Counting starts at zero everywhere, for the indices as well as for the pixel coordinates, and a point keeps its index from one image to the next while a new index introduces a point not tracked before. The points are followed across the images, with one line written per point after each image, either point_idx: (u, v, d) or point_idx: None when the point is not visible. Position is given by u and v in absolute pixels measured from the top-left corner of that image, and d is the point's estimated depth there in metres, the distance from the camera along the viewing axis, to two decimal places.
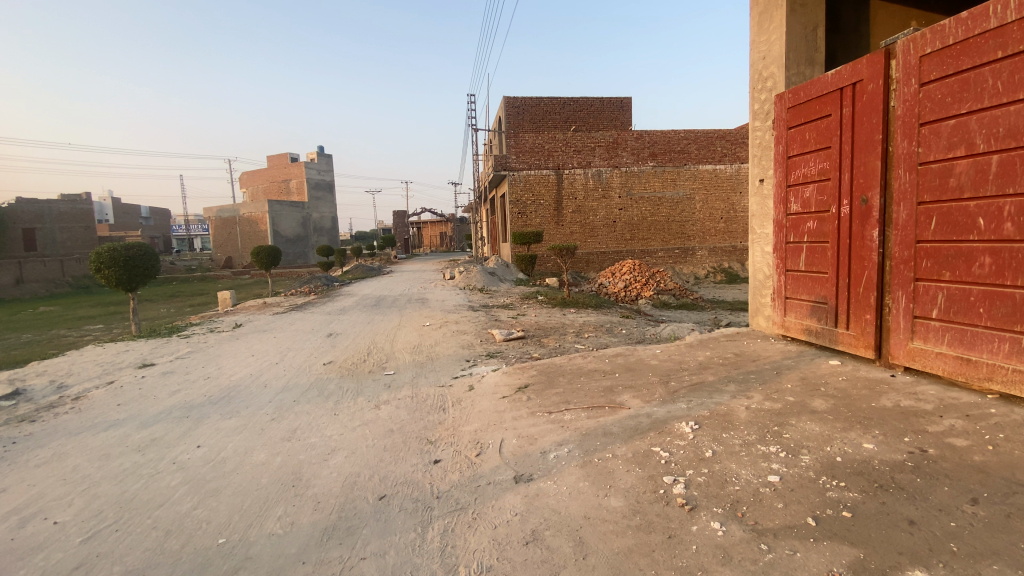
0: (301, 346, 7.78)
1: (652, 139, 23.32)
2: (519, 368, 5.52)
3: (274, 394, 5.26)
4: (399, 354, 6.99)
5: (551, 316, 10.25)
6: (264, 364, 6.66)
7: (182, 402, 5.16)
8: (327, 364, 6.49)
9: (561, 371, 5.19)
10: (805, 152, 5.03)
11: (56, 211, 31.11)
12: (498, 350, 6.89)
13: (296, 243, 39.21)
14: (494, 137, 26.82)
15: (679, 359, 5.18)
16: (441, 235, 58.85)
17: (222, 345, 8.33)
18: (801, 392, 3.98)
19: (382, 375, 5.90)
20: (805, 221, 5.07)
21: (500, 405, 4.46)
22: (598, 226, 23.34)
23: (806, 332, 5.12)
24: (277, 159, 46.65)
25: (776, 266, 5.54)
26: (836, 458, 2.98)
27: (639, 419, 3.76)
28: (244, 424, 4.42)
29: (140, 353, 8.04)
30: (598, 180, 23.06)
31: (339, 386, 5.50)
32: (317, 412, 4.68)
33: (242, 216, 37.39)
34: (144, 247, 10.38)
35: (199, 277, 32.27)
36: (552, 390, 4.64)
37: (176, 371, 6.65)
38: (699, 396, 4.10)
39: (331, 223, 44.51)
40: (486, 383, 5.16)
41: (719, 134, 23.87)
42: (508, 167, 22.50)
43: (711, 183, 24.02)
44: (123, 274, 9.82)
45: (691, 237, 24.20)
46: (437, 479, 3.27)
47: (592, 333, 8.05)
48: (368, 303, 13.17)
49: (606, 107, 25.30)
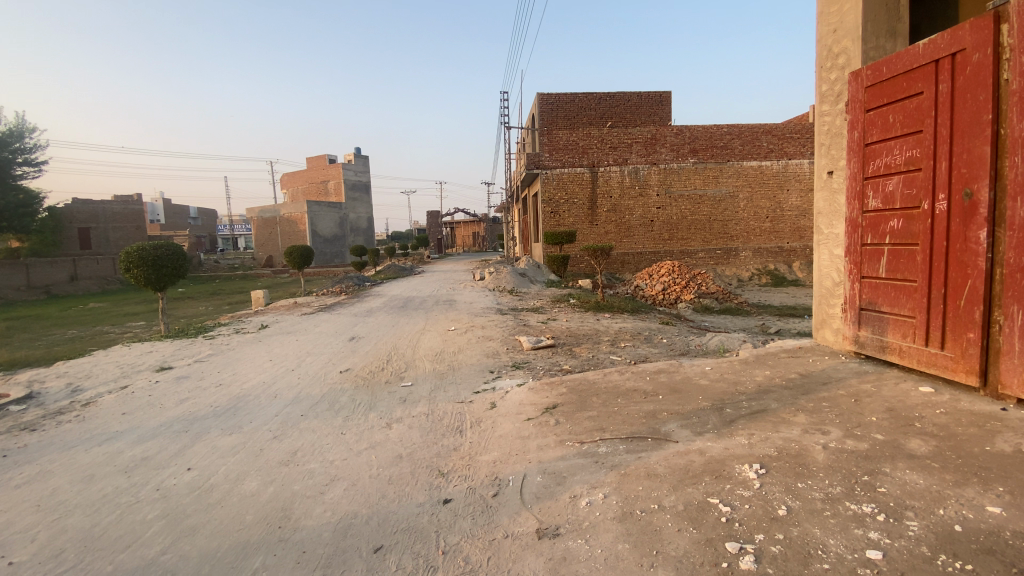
0: (322, 351, 7.44)
1: (692, 134, 22.27)
2: (548, 383, 4.95)
3: (283, 406, 4.86)
4: (420, 361, 6.53)
5: (584, 321, 9.62)
6: (281, 370, 6.33)
7: (187, 413, 4.83)
8: (343, 372, 6.08)
9: (595, 390, 4.59)
10: (888, 138, 4.25)
11: (109, 212, 32.41)
12: (526, 360, 6.32)
13: (332, 242, 39.71)
14: (528, 134, 26.28)
15: (733, 379, 4.49)
16: (474, 235, 58.72)
17: (244, 347, 8.10)
18: (891, 428, 3.26)
19: (399, 387, 5.43)
20: (887, 219, 4.29)
21: (524, 430, 3.90)
22: (635, 226, 22.47)
23: (887, 351, 4.34)
24: (315, 160, 47.56)
25: (849, 271, 4.76)
26: (953, 526, 2.26)
27: (689, 459, 3.14)
28: (242, 443, 4.01)
29: (164, 354, 7.91)
30: (634, 178, 22.18)
31: (352, 399, 5.06)
32: (323, 430, 4.24)
33: (281, 216, 38.15)
34: (172, 246, 10.33)
35: (240, 275, 33.06)
36: (584, 414, 4.04)
37: (191, 376, 6.39)
38: (762, 430, 3.43)
39: (366, 223, 44.92)
40: (511, 401, 4.62)
41: (765, 128, 22.54)
42: (541, 164, 21.91)
43: (756, 180, 22.72)
44: (151, 274, 9.78)
45: (733, 237, 22.97)
46: (445, 527, 2.75)
47: (629, 342, 7.37)
48: (395, 304, 12.85)
49: (644, 102, 24.35)
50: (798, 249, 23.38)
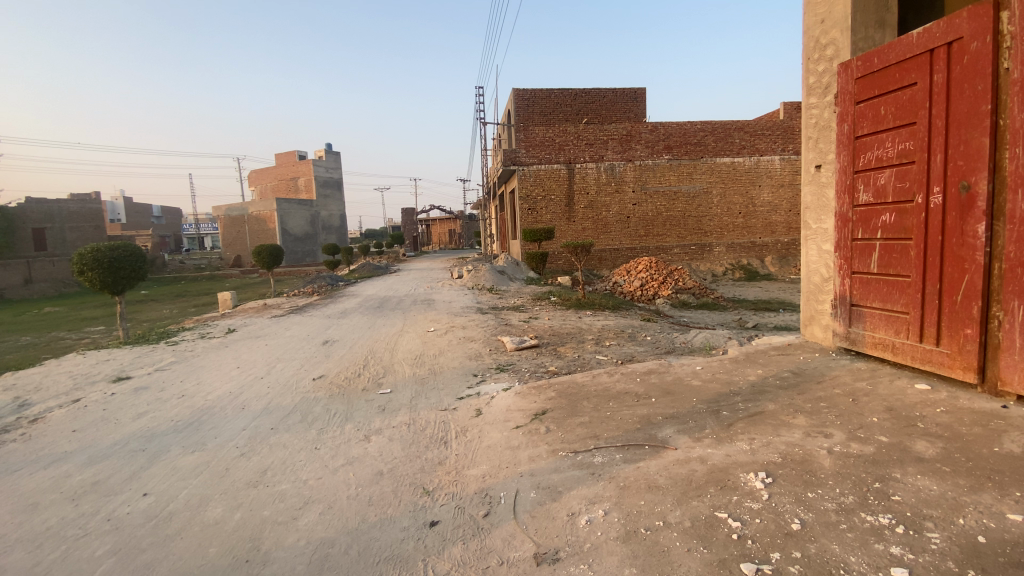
0: (294, 356, 7.06)
1: (667, 131, 22.37)
2: (535, 387, 4.73)
3: (251, 420, 4.52)
4: (399, 366, 6.23)
5: (566, 320, 9.43)
6: (249, 378, 5.95)
7: (145, 428, 4.45)
8: (317, 379, 5.75)
9: (585, 393, 4.39)
10: (880, 130, 4.17)
11: (66, 211, 30.75)
12: (510, 362, 6.09)
13: (304, 241, 38.69)
14: (503, 130, 25.99)
15: (726, 379, 4.36)
16: (450, 232, 58.14)
17: (210, 354, 7.65)
18: (894, 430, 3.16)
19: (377, 394, 5.14)
20: (878, 213, 4.21)
21: (513, 439, 3.67)
22: (612, 222, 22.47)
23: (880, 348, 4.27)
24: (284, 156, 46.25)
25: (839, 266, 4.68)
26: (976, 537, 2.14)
27: (691, 468, 2.97)
28: (206, 462, 3.68)
29: (123, 363, 7.40)
30: (610, 174, 22.16)
31: (326, 409, 4.75)
32: (296, 445, 3.93)
33: (250, 214, 36.94)
34: (129, 247, 9.72)
35: (207, 276, 31.85)
36: (575, 420, 3.83)
37: (151, 387, 5.96)
38: (762, 435, 3.28)
39: (339, 221, 43.90)
40: (497, 407, 4.39)
41: (737, 125, 22.81)
42: (518, 161, 21.67)
43: (729, 176, 22.98)
44: (106, 277, 9.17)
45: (708, 233, 23.21)
46: (433, 554, 2.51)
47: (613, 341, 7.21)
48: (370, 305, 12.46)
49: (619, 98, 24.35)
50: (770, 244, 23.77)
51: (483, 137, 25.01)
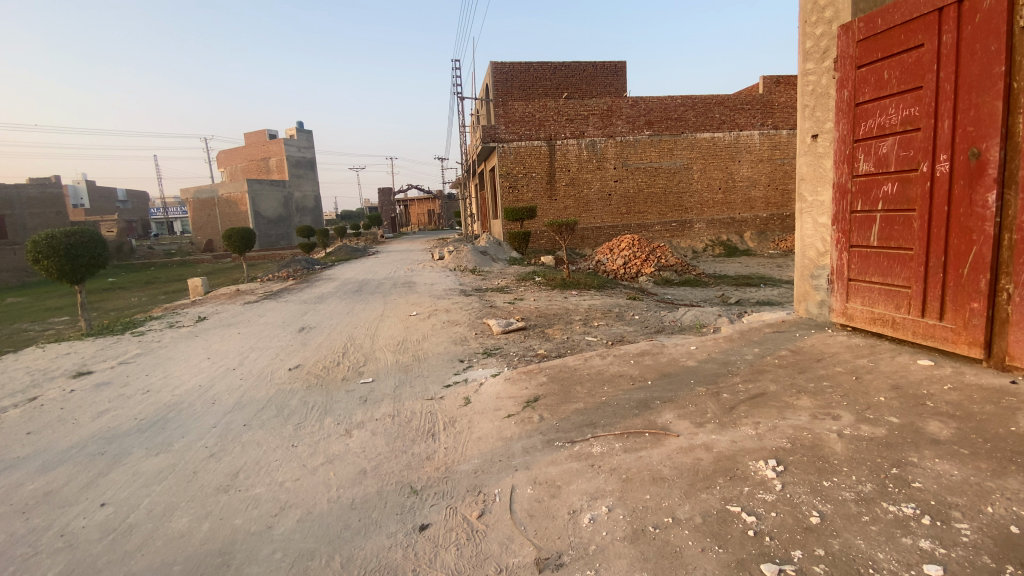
0: (268, 345, 6.71)
1: (648, 106, 22.05)
2: (525, 372, 4.50)
3: (222, 415, 4.21)
4: (381, 352, 5.95)
5: (552, 300, 9.22)
6: (221, 370, 5.60)
7: (105, 429, 4.10)
8: (293, 369, 5.43)
9: (577, 377, 4.19)
10: (883, 96, 3.98)
11: (24, 196, 29.15)
12: (497, 346, 5.85)
13: (278, 224, 37.57)
14: (482, 106, 25.33)
15: (724, 359, 4.19)
16: (428, 213, 57.18)
17: (179, 344, 7.23)
18: (903, 410, 3.03)
19: (357, 383, 4.87)
20: (880, 183, 4.05)
21: (505, 430, 3.45)
22: (593, 200, 22.24)
23: (879, 323, 4.15)
24: (254, 136, 44.52)
25: (836, 240, 4.53)
26: (1009, 529, 2.00)
27: (696, 456, 2.79)
28: (172, 466, 3.38)
29: (84, 356, 6.94)
30: (591, 151, 21.83)
31: (303, 401, 4.46)
32: (270, 443, 3.64)
33: (220, 197, 35.58)
34: (88, 232, 9.10)
35: (178, 262, 30.68)
36: (569, 407, 3.63)
37: (114, 382, 5.56)
38: (768, 418, 3.12)
39: (314, 202, 42.70)
40: (486, 395, 4.17)
41: (717, 99, 22.60)
42: (497, 138, 21.14)
43: (709, 151, 22.85)
44: (64, 264, 8.58)
45: (688, 209, 23.18)
46: (425, 564, 2.29)
47: (601, 321, 7.02)
48: (349, 289, 12.06)
49: (599, 72, 23.88)
50: (749, 219, 23.85)
51: (460, 113, 24.29)
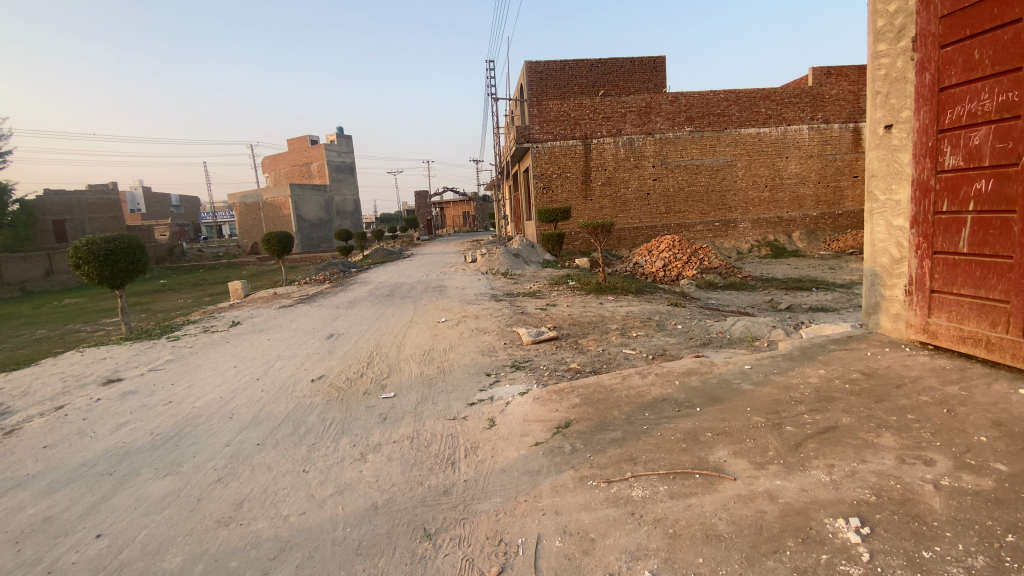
0: (295, 352, 6.57)
1: (688, 102, 21.20)
2: (556, 391, 4.12)
3: (236, 433, 4.01)
4: (406, 363, 5.70)
5: (587, 306, 8.77)
6: (245, 380, 5.46)
7: (119, 445, 3.98)
8: (316, 380, 5.23)
9: (614, 399, 3.78)
10: (973, 79, 3.38)
11: (84, 202, 30.78)
12: (527, 358, 5.48)
13: (318, 227, 38.42)
14: (516, 107, 25.01)
15: (783, 382, 3.69)
16: (464, 214, 57.39)
17: (210, 350, 7.21)
18: (1014, 454, 2.49)
19: (378, 398, 4.60)
20: (970, 180, 3.45)
21: (532, 462, 3.09)
22: (630, 200, 21.58)
23: (969, 342, 3.56)
24: (296, 141, 45.76)
25: (916, 245, 3.94)
26: None
27: (757, 509, 2.35)
28: (176, 492, 3.18)
29: (119, 361, 7.00)
30: (629, 149, 21.17)
31: (321, 418, 4.22)
32: (281, 466, 3.40)
33: (264, 201, 36.69)
34: (128, 239, 9.31)
35: (224, 264, 31.78)
36: (605, 436, 3.23)
37: (140, 390, 5.50)
38: (843, 461, 2.64)
39: (353, 205, 43.52)
40: (513, 417, 3.82)
41: (763, 93, 21.49)
42: (532, 138, 20.78)
43: (754, 148, 21.77)
44: (104, 270, 8.79)
45: (732, 208, 22.17)
46: None
47: (640, 331, 6.54)
48: (381, 292, 11.96)
49: (637, 68, 23.17)
50: (798, 218, 22.56)
51: (494, 114, 24.06)
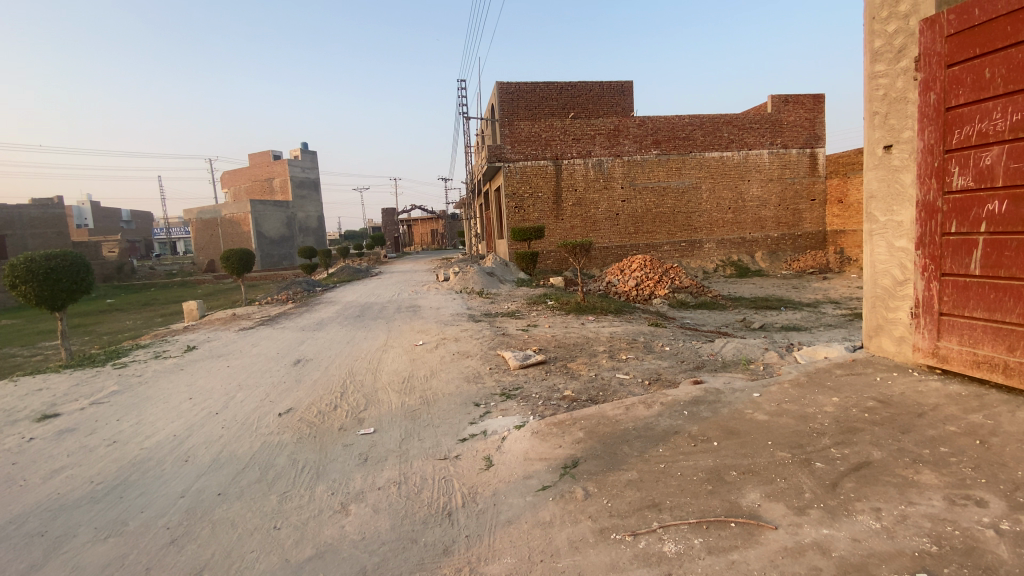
0: (259, 382, 6.00)
1: (655, 126, 21.66)
2: (556, 424, 3.77)
3: (193, 480, 3.49)
4: (384, 392, 5.25)
5: (568, 327, 8.49)
6: (202, 415, 4.88)
7: (51, 498, 3.38)
8: (284, 415, 4.71)
9: (621, 432, 3.48)
10: (983, 98, 3.35)
11: (26, 216, 28.73)
12: (516, 385, 5.13)
13: (280, 244, 37.08)
14: (487, 126, 24.98)
15: (798, 411, 3.49)
16: (432, 233, 56.78)
17: (162, 379, 6.52)
18: None
19: (356, 436, 4.14)
20: (982, 201, 3.39)
21: (541, 511, 2.74)
22: (600, 220, 21.74)
23: (983, 367, 3.47)
24: (258, 156, 44.43)
25: (922, 267, 3.85)
26: None
27: (811, 565, 2.08)
28: (121, 559, 2.67)
29: (56, 392, 6.23)
30: (599, 170, 21.38)
31: (292, 460, 3.74)
32: (247, 523, 2.92)
33: (223, 217, 35.24)
34: (71, 255, 8.51)
35: (178, 282, 30.18)
36: (620, 477, 2.91)
37: (79, 428, 4.83)
38: (889, 503, 2.42)
39: (317, 222, 42.36)
40: (512, 454, 3.46)
41: (725, 119, 22.20)
42: (503, 157, 20.70)
43: (718, 171, 22.36)
44: (43, 290, 7.96)
45: (698, 229, 22.61)
46: None
47: (629, 354, 6.29)
48: (350, 313, 11.38)
49: (605, 92, 23.60)
50: (760, 239, 23.18)
51: (465, 133, 23.92)
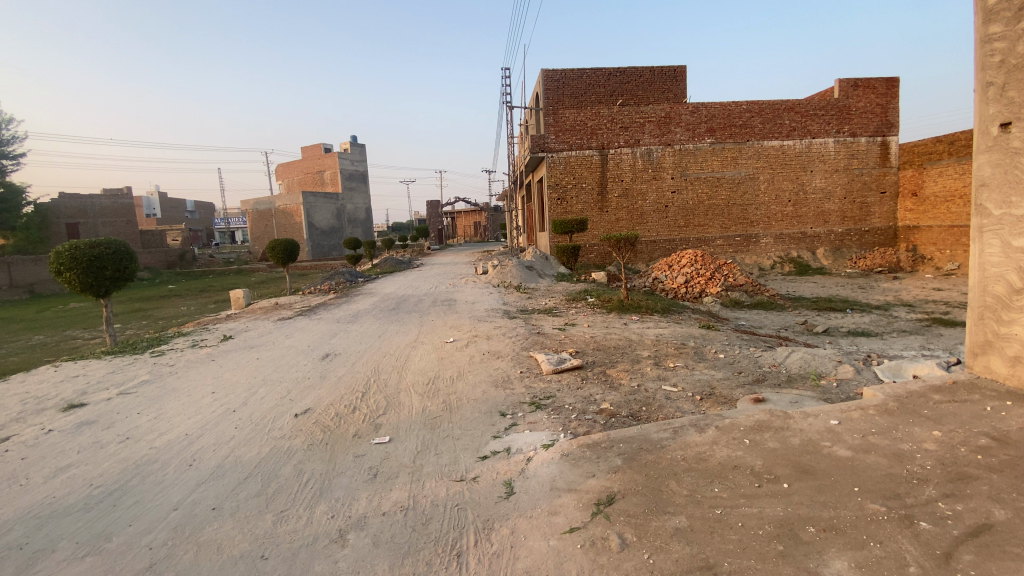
0: (282, 377, 5.78)
1: (709, 112, 20.40)
2: (591, 446, 3.27)
3: (191, 489, 3.24)
4: (407, 395, 4.90)
5: (609, 327, 7.91)
6: (219, 412, 4.68)
7: (44, 504, 3.18)
8: (300, 416, 4.43)
9: (666, 463, 2.94)
10: None
11: (99, 206, 30.57)
12: (548, 394, 4.64)
13: (329, 234, 37.91)
14: (531, 115, 24.38)
15: (886, 447, 2.84)
16: (475, 225, 56.79)
17: (192, 370, 6.46)
18: None
19: (370, 446, 3.79)
20: None
21: (565, 564, 2.26)
22: (647, 212, 20.79)
23: None
24: (309, 149, 45.59)
25: None
26: None
27: None
28: None
29: (92, 380, 6.28)
30: (647, 160, 20.42)
31: (297, 471, 3.42)
32: (234, 548, 2.60)
33: (276, 208, 36.36)
34: (116, 243, 8.68)
35: (234, 270, 31.44)
36: (665, 524, 2.41)
37: (98, 421, 4.72)
38: None
39: (364, 214, 43.14)
40: (537, 480, 3.01)
41: (788, 104, 20.64)
42: (546, 147, 20.07)
43: (778, 161, 20.89)
44: (88, 277, 8.15)
45: (753, 223, 21.26)
46: None
47: (677, 361, 5.67)
48: (387, 306, 11.22)
49: (656, 77, 22.49)
50: (823, 234, 21.53)
51: (509, 123, 23.42)
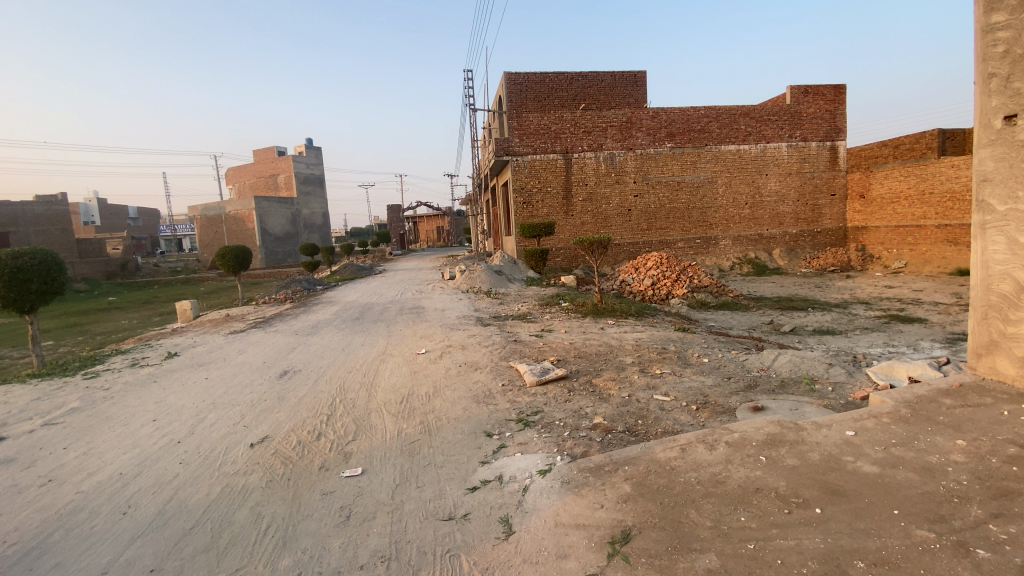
0: (236, 400, 5.19)
1: (669, 117, 20.69)
2: (593, 471, 2.94)
3: (125, 546, 2.70)
4: (378, 417, 4.42)
5: (587, 333, 7.64)
6: (161, 445, 4.08)
7: None
8: (256, 445, 3.91)
9: (683, 489, 2.62)
10: None
11: (30, 213, 28.21)
12: (535, 409, 4.28)
13: (285, 241, 36.33)
14: (494, 118, 24.09)
15: (913, 461, 2.63)
16: (437, 230, 55.99)
17: (131, 393, 5.74)
18: None
19: (339, 481, 3.31)
20: None
21: None
22: (612, 216, 20.83)
23: None
24: (262, 153, 43.75)
25: None
26: None
27: None
28: None
29: (11, 409, 5.47)
30: (610, 164, 20.49)
31: (252, 516, 2.92)
32: None
33: (227, 214, 34.56)
34: (42, 253, 7.78)
35: (182, 280, 29.59)
36: (695, 565, 2.10)
37: (16, 459, 4.04)
38: None
39: (322, 219, 41.71)
40: (538, 515, 2.64)
41: (743, 110, 21.12)
42: (511, 151, 19.80)
43: (735, 165, 21.38)
44: (9, 290, 7.22)
45: (713, 225, 21.67)
46: None
47: (664, 368, 5.42)
48: (350, 315, 10.59)
49: (617, 82, 22.68)
50: (778, 235, 22.18)
51: (472, 126, 23.02)
